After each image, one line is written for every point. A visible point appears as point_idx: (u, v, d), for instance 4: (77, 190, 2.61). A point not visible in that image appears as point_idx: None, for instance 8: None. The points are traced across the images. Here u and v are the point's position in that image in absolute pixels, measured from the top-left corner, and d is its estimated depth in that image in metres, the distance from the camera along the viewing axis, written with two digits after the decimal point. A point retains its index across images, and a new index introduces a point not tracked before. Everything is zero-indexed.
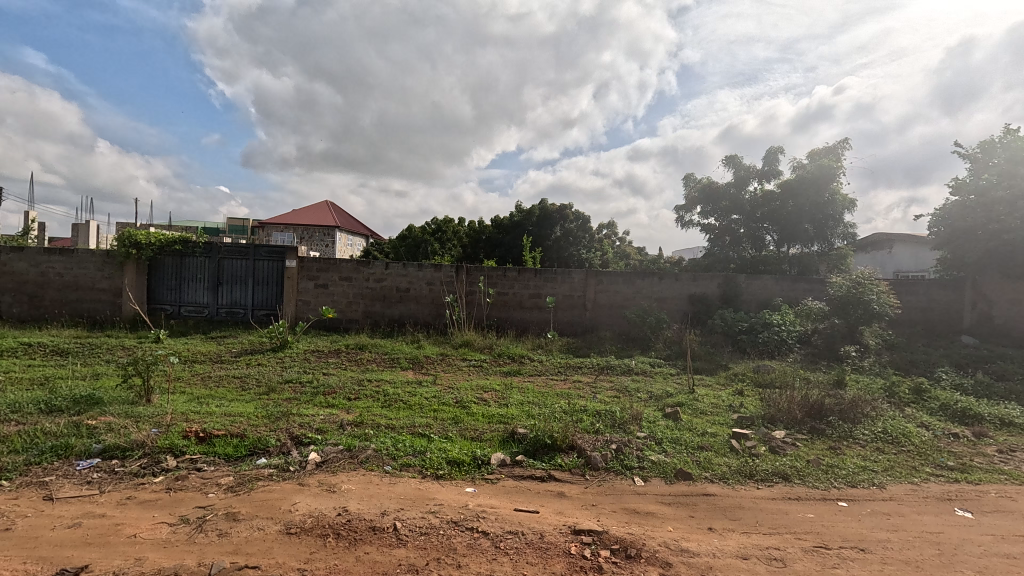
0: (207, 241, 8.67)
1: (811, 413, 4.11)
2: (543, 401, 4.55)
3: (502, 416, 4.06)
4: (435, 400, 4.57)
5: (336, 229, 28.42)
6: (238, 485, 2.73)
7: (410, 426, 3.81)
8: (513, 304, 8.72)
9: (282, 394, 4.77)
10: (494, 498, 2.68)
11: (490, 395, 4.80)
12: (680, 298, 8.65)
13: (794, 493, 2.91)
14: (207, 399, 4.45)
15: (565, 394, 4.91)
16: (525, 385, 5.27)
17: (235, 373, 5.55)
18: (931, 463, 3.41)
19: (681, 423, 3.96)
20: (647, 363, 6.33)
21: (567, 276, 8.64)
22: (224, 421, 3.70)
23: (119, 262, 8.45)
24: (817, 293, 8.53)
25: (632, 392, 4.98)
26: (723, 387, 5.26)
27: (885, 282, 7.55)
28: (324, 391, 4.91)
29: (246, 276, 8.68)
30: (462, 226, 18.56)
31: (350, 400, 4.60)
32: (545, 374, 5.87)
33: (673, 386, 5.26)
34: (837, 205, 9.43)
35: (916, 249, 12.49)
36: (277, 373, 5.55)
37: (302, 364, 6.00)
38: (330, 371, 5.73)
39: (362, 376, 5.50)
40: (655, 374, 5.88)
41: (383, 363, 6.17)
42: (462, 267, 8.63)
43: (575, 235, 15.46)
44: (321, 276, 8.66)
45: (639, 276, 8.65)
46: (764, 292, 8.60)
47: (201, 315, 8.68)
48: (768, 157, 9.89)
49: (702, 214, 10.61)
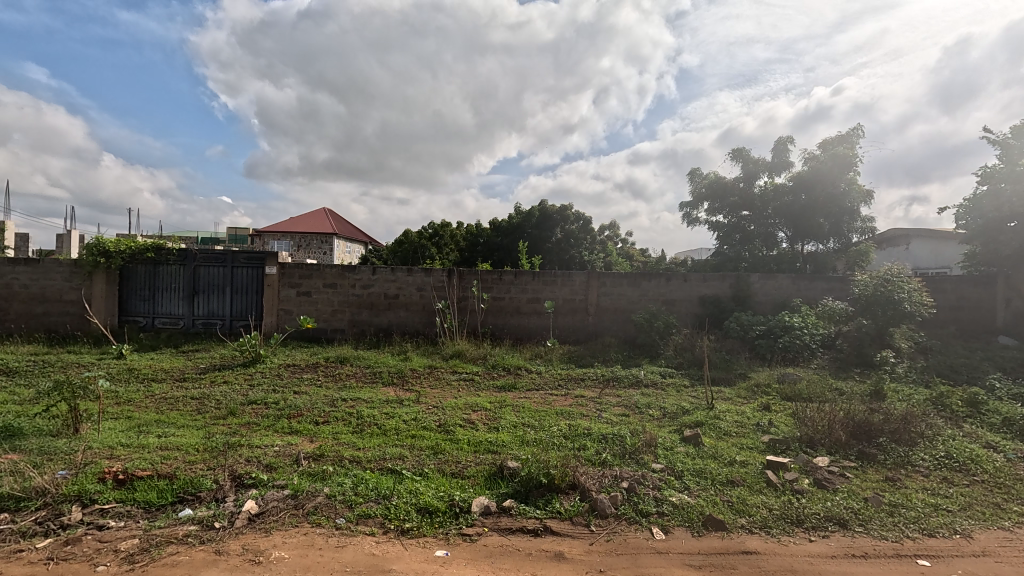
0: (181, 248, 8.09)
1: (856, 433, 3.48)
2: (541, 422, 3.93)
3: (491, 444, 3.44)
4: (416, 424, 3.94)
5: (334, 237, 27.94)
6: (140, 552, 2.12)
7: (379, 460, 3.18)
8: (510, 309, 8.10)
9: (241, 419, 4.16)
10: (469, 568, 2.04)
11: (480, 416, 4.17)
12: (690, 300, 8.02)
13: (858, 548, 2.27)
14: (151, 428, 3.86)
15: (566, 412, 4.27)
16: (521, 402, 4.63)
17: (195, 393, 4.94)
18: (1017, 499, 2.75)
19: (704, 449, 3.33)
20: (657, 373, 5.70)
21: (568, 279, 8.03)
22: (155, 457, 3.10)
23: (87, 271, 7.89)
24: (837, 292, 7.89)
25: (642, 409, 4.36)
26: (746, 400, 4.62)
27: (917, 278, 6.88)
28: (290, 414, 4.29)
29: (223, 285, 8.09)
30: (460, 230, 18.03)
31: (316, 425, 3.99)
32: (544, 389, 5.22)
33: (689, 402, 4.63)
34: (855, 196, 8.74)
35: (936, 245, 11.85)
36: (241, 393, 4.93)
37: (272, 381, 5.37)
38: (302, 389, 5.09)
39: (337, 395, 4.87)
40: (667, 387, 5.23)
41: (365, 378, 5.53)
42: (453, 270, 8.03)
43: (577, 236, 14.90)
44: (303, 283, 8.07)
45: (645, 277, 8.03)
46: (780, 293, 7.96)
47: (177, 327, 8.10)
48: (778, 148, 9.23)
49: (710, 212, 9.93)
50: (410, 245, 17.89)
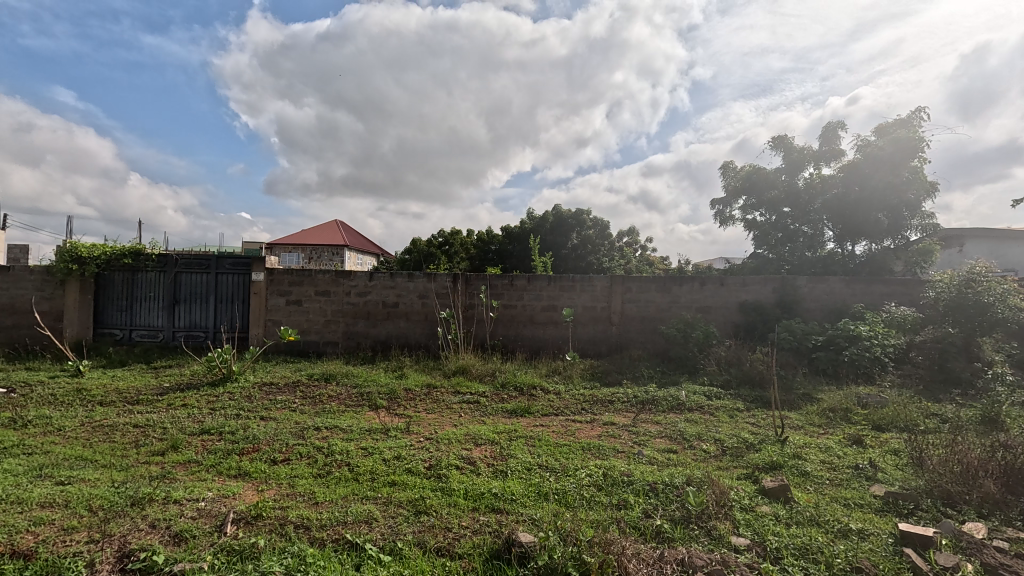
0: (162, 253, 7.33)
1: (1009, 484, 2.48)
2: (563, 463, 2.97)
3: (496, 499, 2.49)
4: (399, 466, 3.00)
5: (344, 249, 27.30)
6: None
7: (337, 524, 2.26)
8: (523, 319, 7.17)
9: (180, 456, 3.28)
10: None
11: (483, 453, 3.23)
12: (728, 307, 7.00)
13: None
14: (58, 470, 2.98)
15: (595, 448, 3.31)
16: (537, 433, 3.68)
17: (141, 419, 4.08)
18: None
19: (799, 509, 2.34)
20: (701, 394, 4.69)
21: (588, 284, 7.09)
22: (20, 522, 2.20)
23: (59, 279, 7.17)
24: (900, 297, 6.84)
25: (693, 444, 3.40)
26: (825, 431, 3.61)
27: (1009, 278, 5.79)
28: (244, 450, 3.38)
29: (206, 293, 7.30)
30: (471, 238, 17.17)
31: (273, 466, 3.09)
32: (565, 414, 4.28)
33: (751, 433, 3.64)
34: (918, 186, 7.67)
35: (997, 245, 10.69)
36: (195, 420, 4.05)
37: (238, 404, 4.49)
38: (272, 415, 4.20)
39: (310, 423, 3.96)
40: (717, 412, 4.23)
41: (348, 401, 4.60)
42: (459, 275, 7.14)
43: (593, 242, 13.98)
44: (293, 290, 7.23)
45: (676, 281, 7.05)
46: (832, 298, 6.92)
47: (156, 340, 7.31)
48: (827, 134, 8.23)
49: (746, 208, 8.93)
50: (419, 254, 17.15)
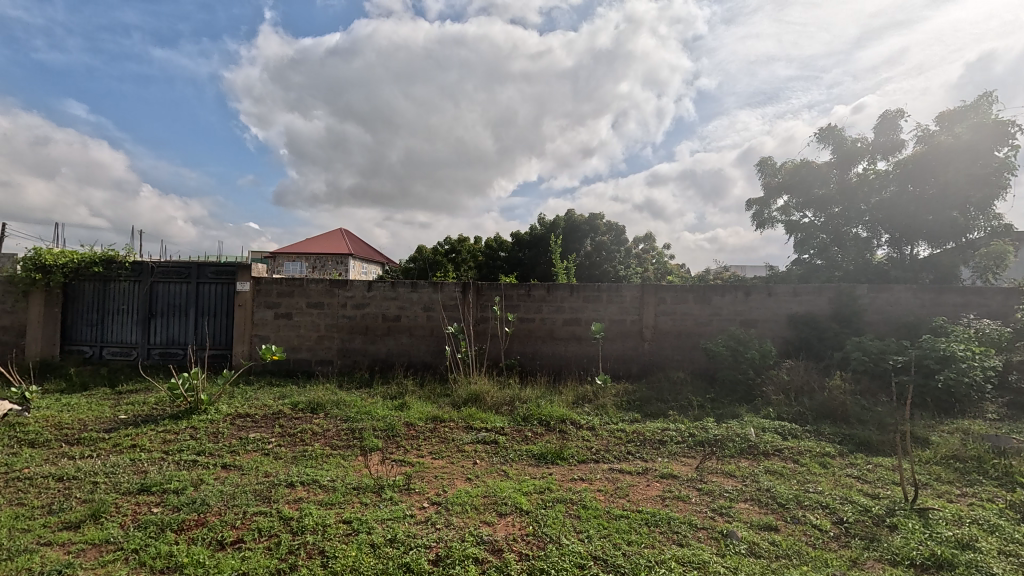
0: (137, 260, 6.50)
1: None
2: (630, 557, 2.05)
3: None
4: (394, 557, 2.09)
5: (348, 258, 26.57)
6: None
7: None
8: (541, 334, 6.28)
9: (96, 535, 2.39)
10: None
11: (510, 532, 2.31)
12: (778, 320, 6.08)
13: None
14: None
15: (666, 524, 2.38)
16: (579, 493, 2.77)
17: (68, 470, 3.18)
18: None
19: None
20: (772, 432, 3.78)
21: (616, 293, 6.19)
22: None
23: (22, 290, 6.36)
24: (981, 308, 5.89)
25: (797, 518, 2.47)
26: (968, 496, 2.67)
27: None
28: (185, 524, 2.49)
29: (186, 306, 6.47)
30: (478, 245, 16.34)
31: (217, 555, 2.19)
32: (608, 461, 3.36)
33: (867, 496, 2.71)
34: (995, 181, 6.67)
35: None
36: (134, 472, 3.14)
37: (197, 446, 3.60)
38: (235, 463, 3.30)
39: (284, 475, 3.06)
40: (803, 459, 3.31)
41: (335, 441, 3.71)
42: (469, 285, 6.26)
43: (609, 248, 13.10)
44: (283, 302, 6.38)
45: (717, 290, 6.14)
46: (900, 310, 5.96)
47: (129, 358, 6.48)
48: (882, 124, 7.34)
49: (788, 209, 8.03)
50: (425, 262, 16.40)
